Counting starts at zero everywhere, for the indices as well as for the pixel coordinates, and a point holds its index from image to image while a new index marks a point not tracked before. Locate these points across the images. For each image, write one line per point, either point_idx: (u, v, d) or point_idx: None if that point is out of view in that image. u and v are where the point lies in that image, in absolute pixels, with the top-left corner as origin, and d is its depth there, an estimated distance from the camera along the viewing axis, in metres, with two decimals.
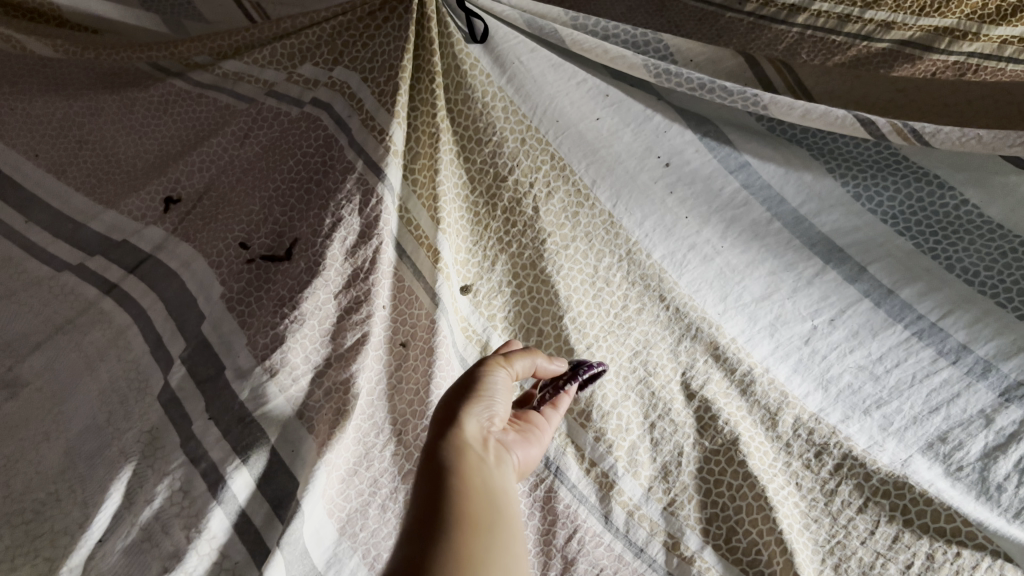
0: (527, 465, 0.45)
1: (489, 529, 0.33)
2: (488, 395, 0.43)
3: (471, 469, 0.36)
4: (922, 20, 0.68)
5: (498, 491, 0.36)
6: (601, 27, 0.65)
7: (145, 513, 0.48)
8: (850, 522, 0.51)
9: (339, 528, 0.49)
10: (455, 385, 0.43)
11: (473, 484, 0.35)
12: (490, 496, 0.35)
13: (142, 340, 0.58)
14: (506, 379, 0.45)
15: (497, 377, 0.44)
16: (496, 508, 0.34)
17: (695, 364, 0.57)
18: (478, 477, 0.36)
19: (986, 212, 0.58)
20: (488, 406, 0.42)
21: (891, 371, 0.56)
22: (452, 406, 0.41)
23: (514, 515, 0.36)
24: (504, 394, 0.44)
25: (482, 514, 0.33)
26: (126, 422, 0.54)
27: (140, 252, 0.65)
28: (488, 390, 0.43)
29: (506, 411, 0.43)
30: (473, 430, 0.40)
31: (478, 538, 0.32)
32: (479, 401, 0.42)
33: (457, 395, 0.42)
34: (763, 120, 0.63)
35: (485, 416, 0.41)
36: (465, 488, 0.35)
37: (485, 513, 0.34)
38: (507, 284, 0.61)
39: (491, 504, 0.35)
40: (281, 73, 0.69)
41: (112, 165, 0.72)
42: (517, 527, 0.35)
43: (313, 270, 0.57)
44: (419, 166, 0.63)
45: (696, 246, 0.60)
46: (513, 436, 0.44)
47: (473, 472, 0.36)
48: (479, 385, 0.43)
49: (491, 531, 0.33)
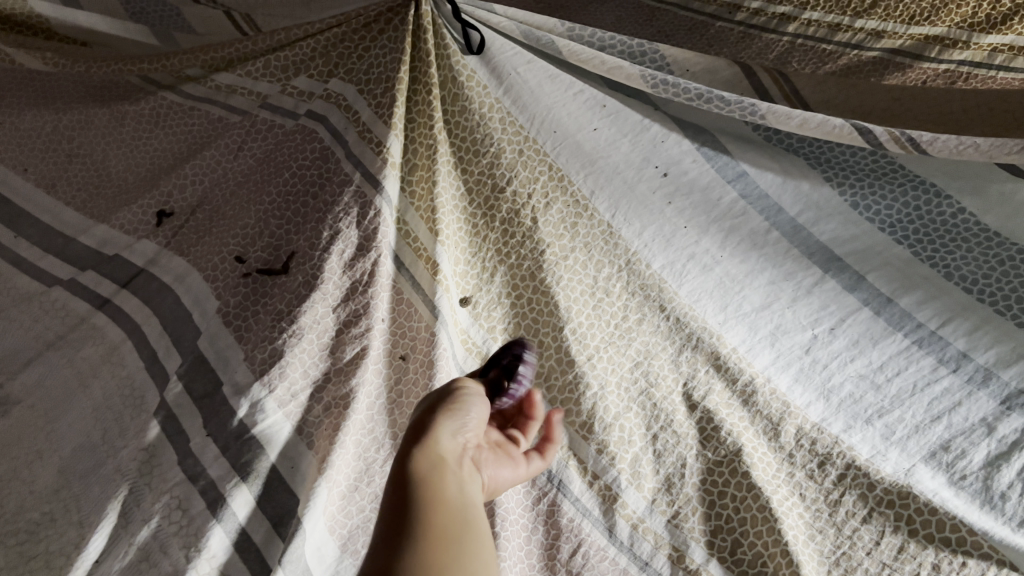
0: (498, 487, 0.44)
1: (454, 536, 0.34)
2: (457, 407, 0.42)
3: (446, 481, 0.37)
4: (912, 29, 0.69)
5: (469, 502, 0.37)
6: (598, 38, 0.65)
7: (142, 533, 0.47)
8: (854, 532, 0.51)
9: (340, 545, 0.49)
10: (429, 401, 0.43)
11: (443, 492, 0.36)
12: (458, 506, 0.36)
13: (136, 355, 0.58)
14: (479, 394, 0.44)
15: (471, 392, 0.44)
16: (462, 516, 0.35)
17: (696, 374, 0.56)
18: (450, 486, 0.37)
19: (983, 220, 0.59)
20: (461, 417, 0.42)
21: (892, 380, 0.56)
22: (426, 417, 0.41)
23: (484, 526, 0.36)
24: (481, 413, 0.43)
25: (451, 526, 0.34)
26: (122, 440, 0.53)
27: (132, 266, 0.64)
28: (461, 406, 0.43)
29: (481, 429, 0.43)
30: (446, 442, 0.40)
31: (443, 546, 0.33)
32: (447, 414, 0.41)
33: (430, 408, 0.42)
34: (760, 130, 0.63)
35: (459, 428, 0.41)
36: (437, 497, 0.35)
37: (453, 523, 0.34)
38: (506, 296, 0.60)
39: (462, 517, 0.35)
40: (275, 85, 0.69)
41: (103, 179, 0.71)
42: (487, 540, 0.35)
43: (311, 283, 0.56)
44: (416, 178, 0.63)
45: (695, 256, 0.60)
46: (487, 455, 0.44)
47: (448, 484, 0.37)
48: (455, 399, 0.43)
49: (458, 539, 0.34)
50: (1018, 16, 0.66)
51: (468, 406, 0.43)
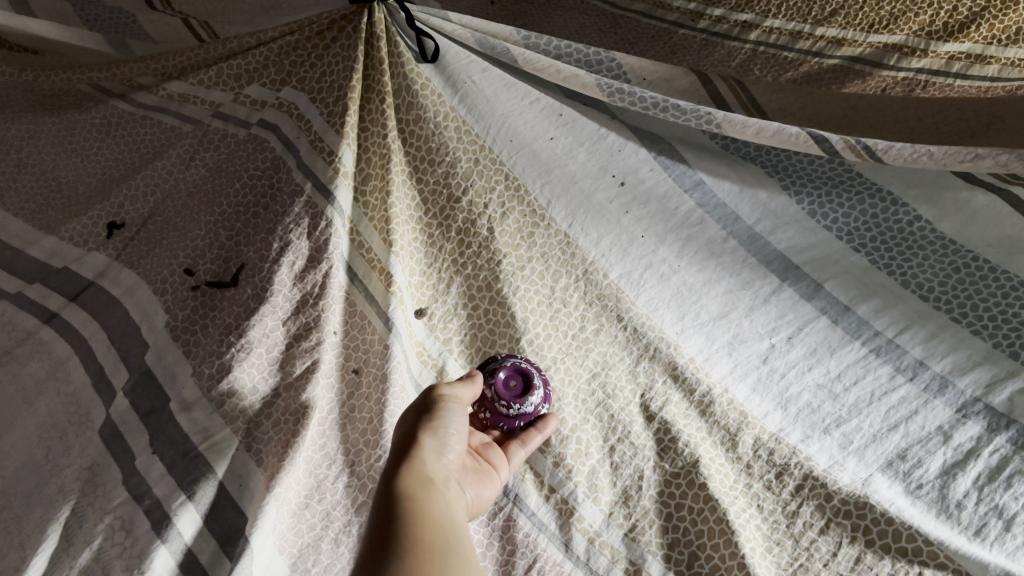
0: (480, 504, 0.47)
1: (440, 550, 0.35)
2: (443, 423, 0.43)
3: (431, 498, 0.38)
4: (871, 37, 0.69)
5: (454, 520, 0.38)
6: (554, 46, 0.64)
7: (83, 555, 0.46)
8: (812, 544, 0.50)
9: (290, 564, 0.48)
10: (411, 412, 0.44)
11: (429, 511, 0.37)
12: (444, 522, 0.37)
13: (83, 371, 0.56)
14: (459, 407, 0.45)
15: (452, 401, 0.45)
16: (447, 531, 0.36)
17: (653, 386, 0.56)
18: (434, 503, 0.38)
19: (938, 227, 0.59)
20: (441, 431, 0.43)
21: (849, 390, 0.55)
22: (410, 436, 0.42)
23: (468, 541, 0.37)
24: (460, 430, 0.44)
25: (438, 544, 0.35)
26: (65, 458, 0.51)
27: (81, 279, 0.62)
28: (442, 419, 0.43)
29: (461, 444, 0.44)
30: (428, 459, 0.41)
31: (431, 564, 0.33)
32: (430, 432, 0.42)
33: (412, 424, 0.43)
34: (717, 138, 0.63)
35: (441, 447, 0.42)
36: (423, 513, 0.36)
37: (439, 539, 0.35)
38: (463, 307, 0.60)
39: (447, 536, 0.36)
40: (228, 94, 0.67)
41: (54, 190, 0.70)
42: (473, 558, 0.36)
43: (260, 296, 0.55)
44: (370, 188, 0.62)
45: (652, 266, 0.59)
46: (466, 476, 0.46)
47: (434, 502, 0.38)
48: (437, 414, 0.43)
49: (444, 556, 0.34)
50: (975, 23, 0.66)
51: (448, 420, 0.44)
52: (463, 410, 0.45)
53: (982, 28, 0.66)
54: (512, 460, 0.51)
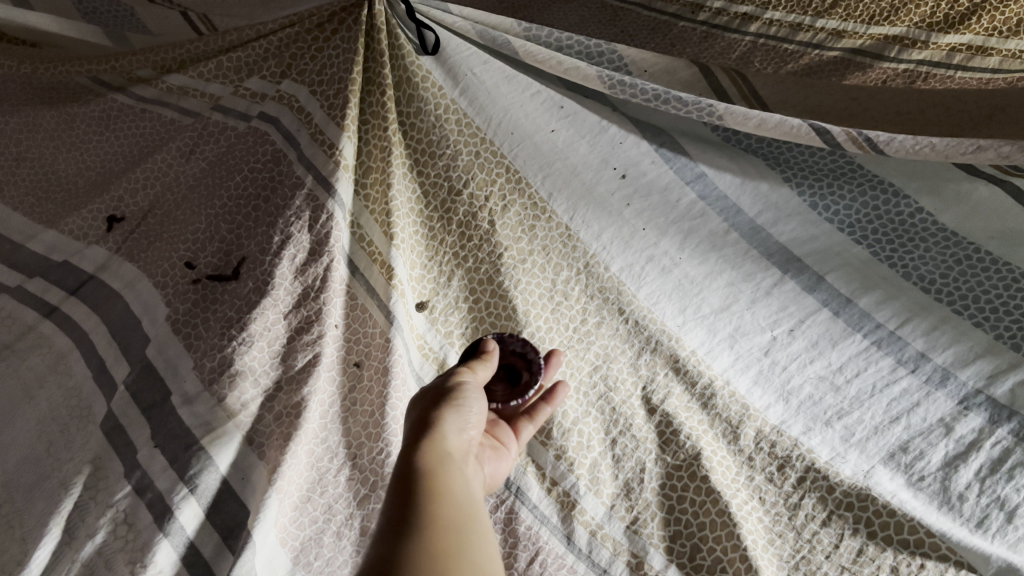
0: (495, 479, 0.48)
1: (458, 527, 0.34)
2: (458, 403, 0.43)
3: (449, 473, 0.38)
4: (872, 29, 0.68)
5: (473, 497, 0.37)
6: (555, 38, 0.64)
7: (86, 549, 0.46)
8: (814, 536, 0.50)
9: (293, 557, 0.48)
10: (430, 394, 0.44)
11: (447, 486, 0.36)
12: (464, 497, 0.37)
13: (85, 364, 0.56)
14: (477, 388, 0.46)
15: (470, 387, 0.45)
16: (466, 508, 0.36)
17: (655, 378, 0.56)
18: (453, 479, 0.37)
19: (941, 219, 0.59)
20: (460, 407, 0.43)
21: (851, 382, 0.55)
22: (427, 414, 0.42)
23: (487, 522, 0.37)
24: (480, 411, 0.44)
25: (456, 520, 0.35)
26: (67, 452, 0.51)
27: (82, 272, 0.62)
28: (461, 398, 0.43)
29: (480, 425, 0.45)
30: (447, 434, 0.40)
31: (448, 539, 0.33)
32: (450, 413, 0.42)
33: (432, 403, 0.43)
34: (719, 130, 0.63)
35: (461, 423, 0.42)
36: (442, 488, 0.36)
37: (458, 515, 0.35)
38: (464, 300, 0.60)
39: (466, 511, 0.36)
40: (227, 87, 0.67)
41: (53, 183, 0.70)
42: (489, 536, 0.36)
43: (262, 289, 0.55)
44: (371, 181, 0.61)
45: (654, 258, 0.59)
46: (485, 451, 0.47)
47: (451, 477, 0.37)
48: (455, 395, 0.43)
49: (461, 532, 0.34)
50: (976, 15, 0.66)
51: (468, 403, 0.44)
52: (482, 392, 0.46)
53: (983, 19, 0.66)
54: (522, 435, 0.52)
